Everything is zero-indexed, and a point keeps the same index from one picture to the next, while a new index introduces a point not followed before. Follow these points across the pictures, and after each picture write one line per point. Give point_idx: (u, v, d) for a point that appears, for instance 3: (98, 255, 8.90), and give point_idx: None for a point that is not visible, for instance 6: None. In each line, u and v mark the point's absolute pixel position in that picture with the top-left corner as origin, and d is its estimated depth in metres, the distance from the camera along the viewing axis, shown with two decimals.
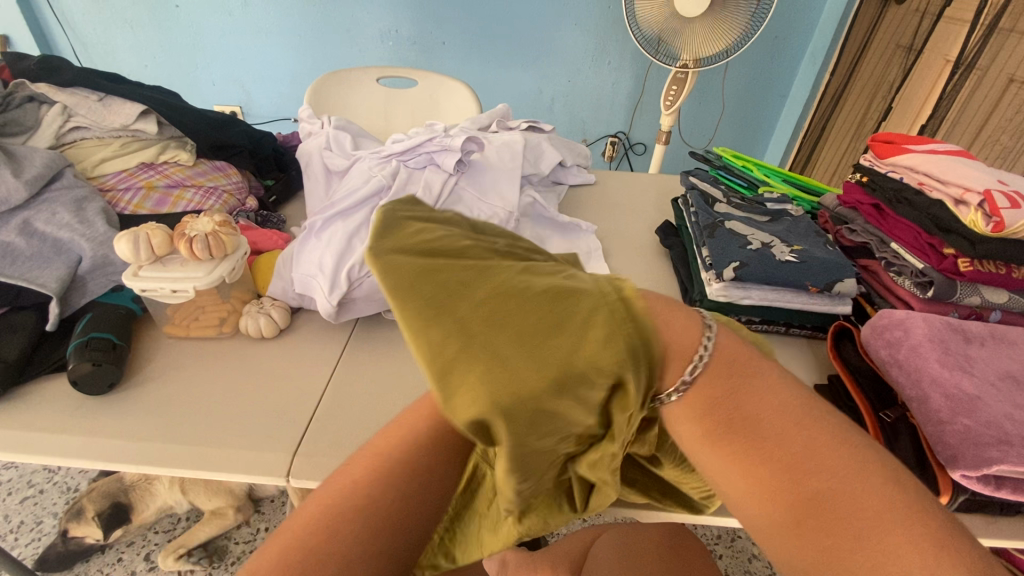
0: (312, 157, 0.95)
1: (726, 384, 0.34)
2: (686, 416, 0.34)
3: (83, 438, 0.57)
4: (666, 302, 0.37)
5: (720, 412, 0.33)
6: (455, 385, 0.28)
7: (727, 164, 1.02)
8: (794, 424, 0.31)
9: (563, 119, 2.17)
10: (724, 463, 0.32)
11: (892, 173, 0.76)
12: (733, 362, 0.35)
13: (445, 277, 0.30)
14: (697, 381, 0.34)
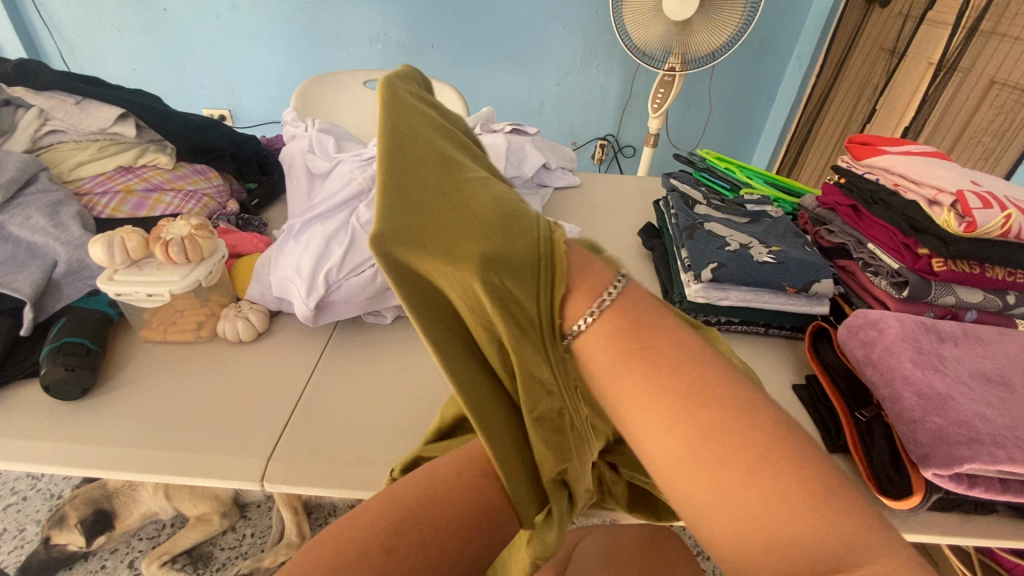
0: (295, 160, 0.94)
1: (640, 327, 0.33)
2: (596, 346, 0.34)
3: (55, 444, 0.57)
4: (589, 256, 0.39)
5: (632, 364, 0.32)
6: (397, 217, 0.28)
7: (710, 166, 1.03)
8: (708, 369, 0.31)
9: (553, 121, 2.17)
10: (641, 397, 0.31)
11: (869, 174, 0.77)
12: (642, 306, 0.35)
13: (418, 135, 0.32)
14: (604, 315, 0.34)
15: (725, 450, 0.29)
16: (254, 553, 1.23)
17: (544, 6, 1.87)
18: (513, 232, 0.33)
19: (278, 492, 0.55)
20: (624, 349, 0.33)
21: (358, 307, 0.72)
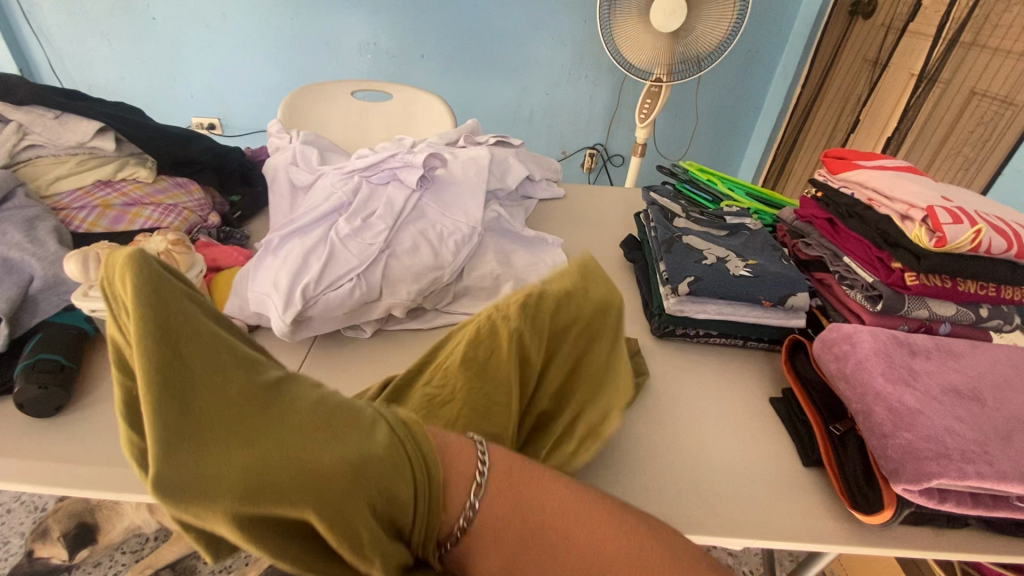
0: (278, 173, 0.94)
1: (508, 497, 0.34)
2: (490, 531, 0.33)
3: (25, 462, 0.56)
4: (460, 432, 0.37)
5: (520, 553, 0.33)
6: (183, 460, 0.26)
7: (692, 178, 1.04)
8: (580, 525, 0.33)
9: (543, 130, 2.18)
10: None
11: (844, 188, 0.78)
12: (507, 472, 0.35)
13: (191, 343, 0.30)
14: (482, 504, 0.34)
15: None
16: (239, 566, 1.22)
17: (533, 17, 1.88)
18: (358, 431, 0.30)
19: None
20: (513, 527, 0.33)
21: (338, 321, 0.72)
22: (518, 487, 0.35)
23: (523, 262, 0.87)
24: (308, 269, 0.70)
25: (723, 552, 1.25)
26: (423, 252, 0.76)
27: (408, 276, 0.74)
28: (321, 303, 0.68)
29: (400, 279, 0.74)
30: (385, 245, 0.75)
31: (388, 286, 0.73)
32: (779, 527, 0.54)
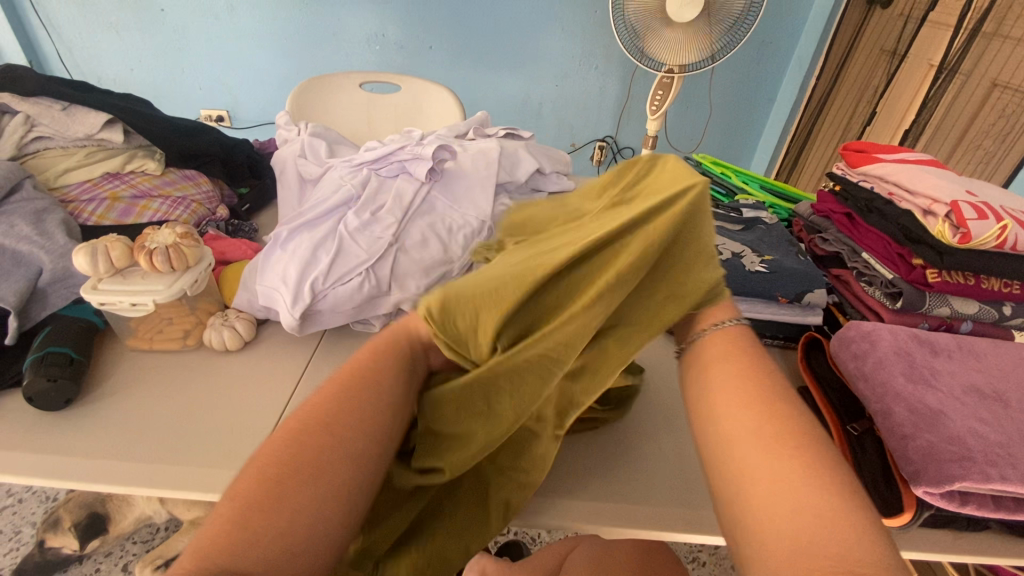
0: (286, 165, 0.93)
1: (746, 348, 0.47)
2: (720, 348, 0.47)
3: (35, 454, 0.56)
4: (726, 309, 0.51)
5: (741, 365, 0.45)
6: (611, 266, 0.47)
7: (706, 170, 1.02)
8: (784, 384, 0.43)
9: (552, 122, 2.16)
10: (735, 380, 0.44)
11: (864, 182, 0.76)
12: (750, 343, 0.48)
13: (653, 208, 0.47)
14: (725, 329, 0.49)
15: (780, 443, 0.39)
16: None
17: (543, 7, 1.85)
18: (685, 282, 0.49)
19: None
20: (739, 356, 0.46)
21: (346, 316, 0.72)
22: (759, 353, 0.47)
23: None
24: (316, 264, 0.69)
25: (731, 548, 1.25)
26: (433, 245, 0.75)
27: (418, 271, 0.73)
28: (329, 298, 0.68)
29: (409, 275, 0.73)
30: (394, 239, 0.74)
31: (397, 281, 0.72)
32: None
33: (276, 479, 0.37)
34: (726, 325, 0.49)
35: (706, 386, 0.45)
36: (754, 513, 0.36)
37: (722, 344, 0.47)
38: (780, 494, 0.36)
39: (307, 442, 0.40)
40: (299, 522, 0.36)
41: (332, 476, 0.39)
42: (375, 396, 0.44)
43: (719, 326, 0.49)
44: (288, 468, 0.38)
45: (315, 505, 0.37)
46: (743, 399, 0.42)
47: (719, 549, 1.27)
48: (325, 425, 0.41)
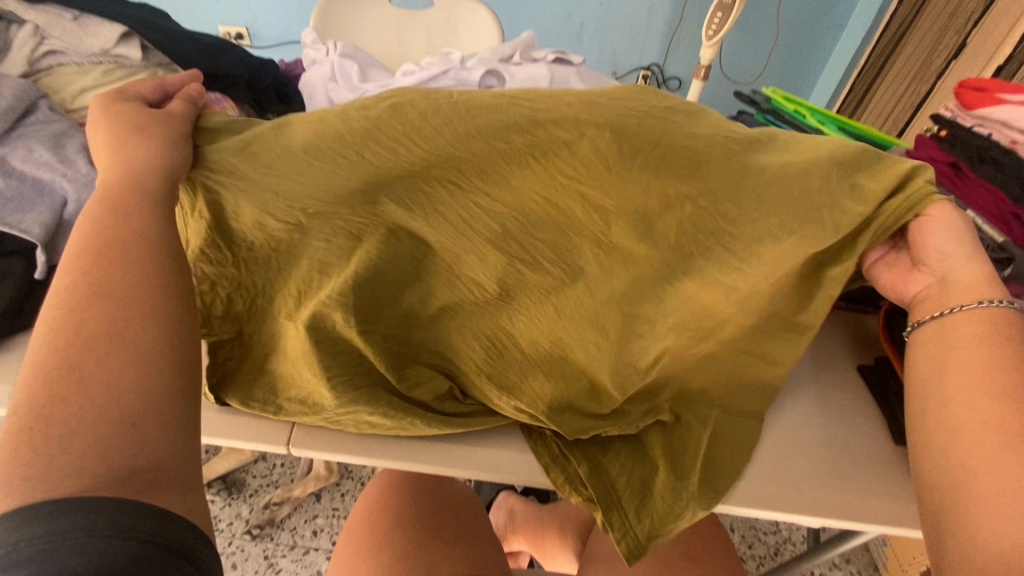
0: (317, 90, 0.86)
1: (1004, 328, 0.42)
2: (959, 328, 0.43)
3: None
4: (983, 315, 0.42)
5: (995, 347, 0.41)
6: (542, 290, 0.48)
7: (776, 108, 0.92)
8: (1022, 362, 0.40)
9: (593, 49, 1.99)
10: (980, 360, 0.41)
11: (978, 127, 0.67)
12: (1009, 324, 0.42)
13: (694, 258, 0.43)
14: (960, 312, 0.43)
15: (1011, 441, 0.38)
16: (284, 482, 1.28)
17: None
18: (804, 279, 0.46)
19: (304, 455, 0.53)
20: (995, 331, 0.42)
21: None
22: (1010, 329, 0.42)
23: None
24: None
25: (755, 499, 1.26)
26: None
27: None
28: None
29: None
30: None
31: None
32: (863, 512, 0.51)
33: (66, 363, 0.31)
34: (971, 306, 0.43)
35: (940, 370, 0.43)
36: (972, 519, 0.37)
37: (979, 323, 0.42)
38: (999, 500, 0.36)
39: (75, 321, 0.32)
40: (142, 395, 0.31)
41: (140, 329, 0.33)
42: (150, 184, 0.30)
43: (973, 304, 0.43)
44: (87, 348, 0.31)
45: (143, 376, 0.32)
46: (992, 390, 0.39)
47: None
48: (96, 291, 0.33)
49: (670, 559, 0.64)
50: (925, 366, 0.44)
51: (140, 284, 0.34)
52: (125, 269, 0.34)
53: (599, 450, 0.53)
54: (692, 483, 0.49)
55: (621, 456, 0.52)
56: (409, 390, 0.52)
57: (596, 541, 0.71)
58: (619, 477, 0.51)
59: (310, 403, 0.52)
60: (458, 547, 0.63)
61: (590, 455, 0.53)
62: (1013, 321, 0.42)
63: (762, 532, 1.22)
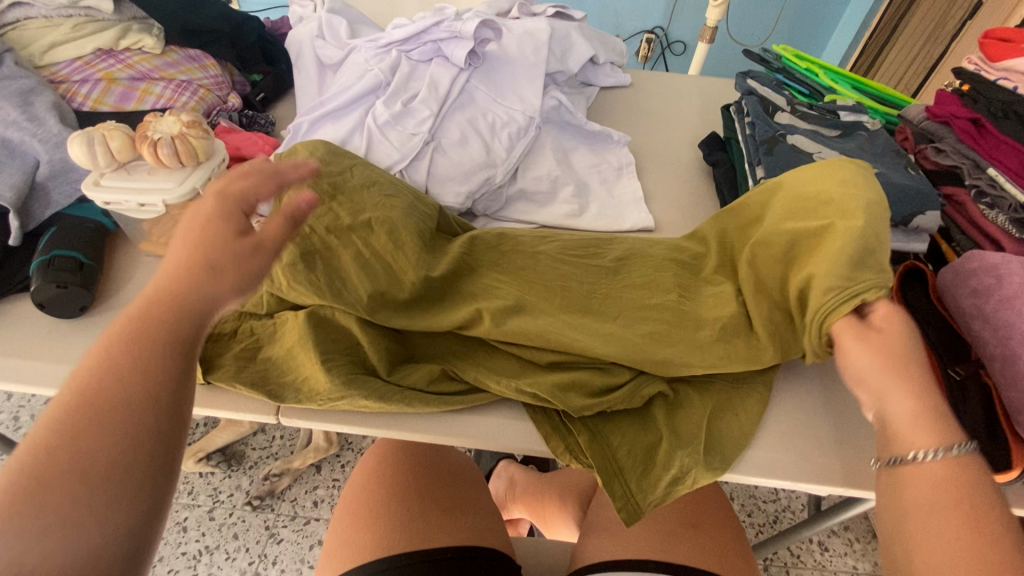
0: (303, 48, 0.79)
1: (973, 489, 0.32)
2: (922, 482, 0.33)
3: (55, 365, 0.52)
4: (956, 469, 0.33)
5: (970, 515, 0.31)
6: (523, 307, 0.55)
7: (788, 66, 0.88)
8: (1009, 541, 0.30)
9: (595, 10, 1.90)
10: (955, 531, 0.30)
11: (1003, 80, 0.63)
12: (977, 481, 0.32)
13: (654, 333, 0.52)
14: (929, 459, 0.33)
15: None
16: (284, 454, 1.27)
17: None
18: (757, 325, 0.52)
19: (294, 424, 0.51)
20: (961, 497, 0.32)
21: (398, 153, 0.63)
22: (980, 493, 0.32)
23: (584, 161, 0.75)
24: None
25: None
26: (474, 146, 0.65)
27: (457, 175, 0.64)
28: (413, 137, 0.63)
29: (447, 179, 0.64)
30: (430, 136, 0.64)
31: (434, 186, 0.64)
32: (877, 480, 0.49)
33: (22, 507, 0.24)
34: (936, 455, 0.33)
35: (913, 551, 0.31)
36: None
37: (943, 480, 0.32)
38: None
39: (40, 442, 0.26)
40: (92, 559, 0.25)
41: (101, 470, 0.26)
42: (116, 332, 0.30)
43: (942, 450, 0.33)
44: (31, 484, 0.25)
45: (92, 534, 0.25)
46: None
47: None
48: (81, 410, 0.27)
49: (672, 527, 0.62)
50: (893, 521, 0.34)
51: (127, 405, 0.28)
52: (120, 376, 0.29)
53: (600, 419, 0.50)
54: (694, 450, 0.47)
55: (624, 426, 0.50)
56: (398, 378, 0.50)
57: (598, 510, 0.70)
58: (621, 445, 0.49)
59: (303, 390, 0.50)
60: (455, 517, 0.62)
61: (589, 421, 0.50)
62: (980, 478, 0.32)
63: (762, 501, 1.22)
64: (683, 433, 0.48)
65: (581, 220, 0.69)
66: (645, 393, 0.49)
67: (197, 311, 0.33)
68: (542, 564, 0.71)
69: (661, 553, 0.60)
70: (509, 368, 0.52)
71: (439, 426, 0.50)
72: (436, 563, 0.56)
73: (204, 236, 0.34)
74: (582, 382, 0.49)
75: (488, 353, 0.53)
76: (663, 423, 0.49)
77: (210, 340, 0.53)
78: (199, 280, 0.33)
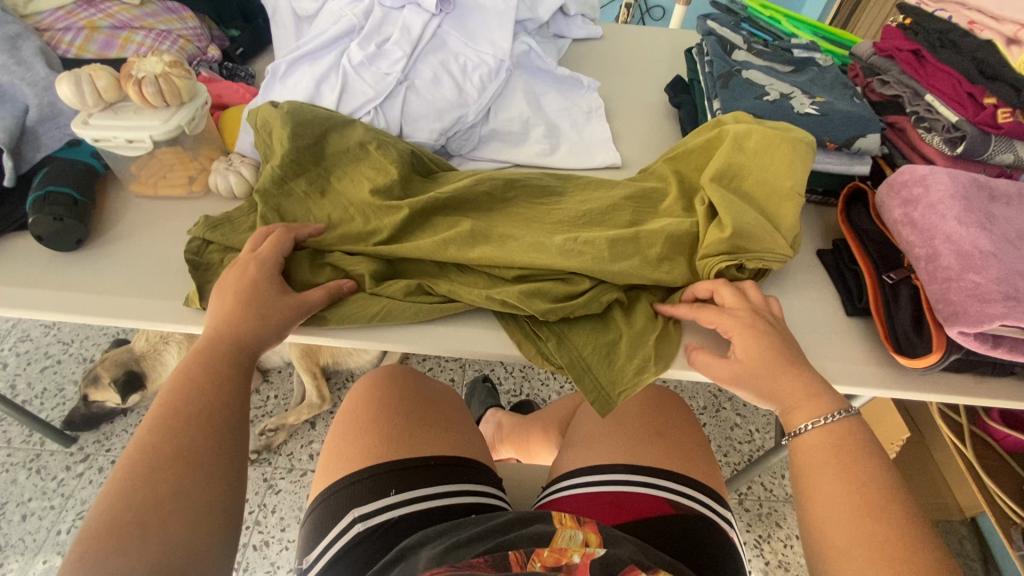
0: (279, 1, 0.81)
1: (848, 440, 0.45)
2: (813, 444, 0.46)
3: (55, 293, 0.56)
4: (836, 429, 0.46)
5: (843, 458, 0.44)
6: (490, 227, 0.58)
7: (752, 15, 0.91)
8: (868, 466, 0.43)
9: None
10: (838, 477, 0.43)
11: (941, 11, 0.69)
12: (851, 436, 0.45)
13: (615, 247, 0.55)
14: (822, 426, 0.46)
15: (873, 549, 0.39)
16: (278, 411, 1.31)
17: None
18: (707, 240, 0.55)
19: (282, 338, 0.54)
20: (836, 444, 0.45)
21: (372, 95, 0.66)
22: (852, 442, 0.45)
23: (554, 105, 0.78)
24: (320, 100, 0.67)
25: (731, 411, 1.32)
26: (446, 86, 0.68)
27: (430, 113, 0.67)
28: (386, 80, 0.67)
29: (421, 117, 0.67)
30: (403, 76, 0.67)
31: (408, 124, 0.67)
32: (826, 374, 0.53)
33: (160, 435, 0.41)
34: (823, 422, 0.46)
35: (803, 502, 0.44)
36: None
37: (829, 441, 0.45)
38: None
39: (168, 402, 0.43)
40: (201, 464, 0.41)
41: (197, 417, 0.42)
42: (197, 364, 0.46)
43: (827, 417, 0.46)
44: (165, 427, 0.41)
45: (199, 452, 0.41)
46: (850, 501, 0.41)
47: (721, 411, 1.33)
48: (185, 381, 0.44)
49: (639, 437, 0.68)
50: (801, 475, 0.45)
51: (211, 380, 0.45)
52: (205, 363, 0.46)
53: (564, 325, 0.55)
54: (646, 351, 0.52)
55: (587, 331, 0.54)
56: (381, 288, 0.55)
57: (573, 430, 0.75)
58: (587, 346, 0.53)
59: None
60: (436, 432, 0.67)
61: (556, 329, 0.54)
62: (854, 431, 0.45)
63: (737, 441, 1.29)
64: (641, 334, 0.53)
65: (551, 159, 0.73)
66: (602, 301, 0.54)
67: (250, 353, 0.48)
68: (523, 482, 0.76)
69: (629, 459, 0.65)
70: (478, 285, 0.56)
71: (421, 336, 0.54)
72: (420, 471, 0.61)
73: (248, 295, 0.50)
74: (547, 290, 0.54)
75: (460, 271, 0.57)
76: (622, 326, 0.54)
77: (201, 268, 0.56)
78: (252, 327, 0.49)
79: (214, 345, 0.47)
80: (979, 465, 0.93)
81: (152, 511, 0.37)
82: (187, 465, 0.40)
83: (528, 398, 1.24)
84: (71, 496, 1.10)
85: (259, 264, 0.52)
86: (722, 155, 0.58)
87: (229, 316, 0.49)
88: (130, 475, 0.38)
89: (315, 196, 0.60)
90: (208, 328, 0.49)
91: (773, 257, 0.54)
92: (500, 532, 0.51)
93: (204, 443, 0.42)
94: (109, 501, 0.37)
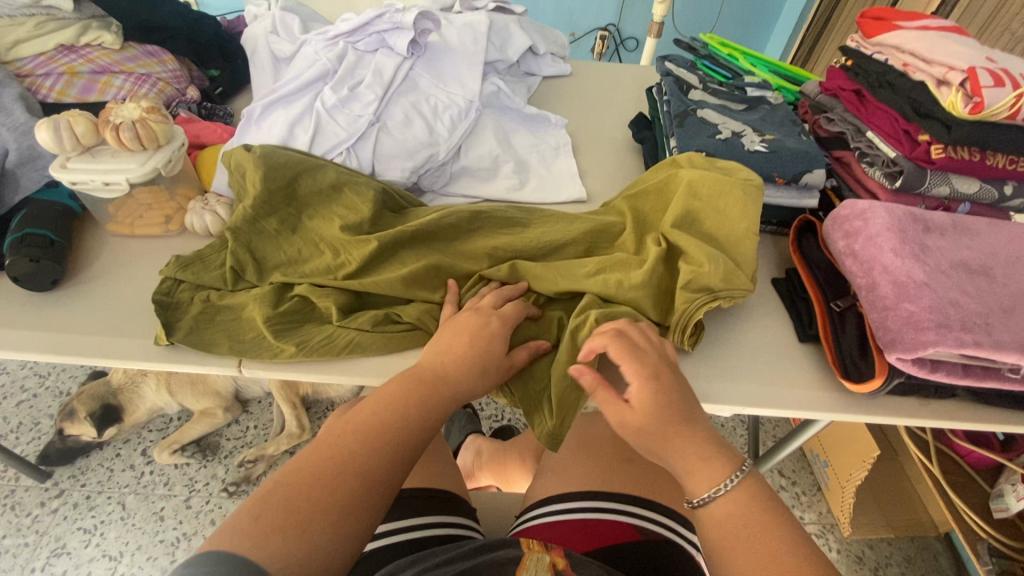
0: (258, 44, 0.84)
1: (751, 503, 0.42)
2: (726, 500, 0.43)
3: (29, 333, 0.57)
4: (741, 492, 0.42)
5: (750, 526, 0.41)
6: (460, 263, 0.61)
7: (712, 52, 0.95)
8: (779, 531, 0.40)
9: (549, 10, 1.97)
10: (751, 553, 0.39)
11: (878, 54, 0.72)
12: (756, 495, 0.42)
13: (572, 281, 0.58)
14: (727, 491, 0.43)
15: None
16: (258, 443, 1.22)
17: None
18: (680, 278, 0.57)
19: (252, 373, 0.55)
20: (742, 511, 0.41)
21: (345, 137, 0.69)
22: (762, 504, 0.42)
23: (523, 141, 0.82)
24: (294, 142, 0.69)
25: None
26: (417, 126, 0.71)
27: (402, 152, 0.70)
28: (360, 121, 0.70)
29: (392, 156, 0.70)
30: (375, 118, 0.70)
31: (380, 163, 0.70)
32: (780, 399, 0.56)
33: (367, 439, 0.40)
34: (722, 490, 0.43)
35: None
36: None
37: (732, 509, 0.42)
38: None
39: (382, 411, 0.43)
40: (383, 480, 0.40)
41: (403, 436, 0.42)
42: (416, 391, 0.45)
43: (728, 481, 0.43)
44: (371, 431, 0.41)
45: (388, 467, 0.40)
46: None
47: None
48: (403, 401, 0.44)
49: (610, 464, 0.70)
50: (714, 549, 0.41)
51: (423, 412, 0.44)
52: (420, 391, 0.46)
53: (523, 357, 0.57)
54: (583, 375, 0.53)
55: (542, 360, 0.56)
56: (348, 320, 0.57)
57: (546, 457, 0.76)
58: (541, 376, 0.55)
59: (264, 345, 0.55)
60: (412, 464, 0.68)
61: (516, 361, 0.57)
62: (756, 490, 0.43)
63: None
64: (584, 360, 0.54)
65: (520, 194, 0.76)
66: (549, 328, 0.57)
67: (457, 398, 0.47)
68: (498, 509, 0.77)
69: (598, 486, 0.67)
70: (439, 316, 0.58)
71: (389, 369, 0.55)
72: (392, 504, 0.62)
73: (480, 350, 0.50)
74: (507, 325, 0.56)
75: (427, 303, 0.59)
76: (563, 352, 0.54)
77: (170, 307, 0.57)
78: (473, 377, 0.49)
79: (435, 383, 0.47)
80: (945, 482, 0.96)
81: (328, 506, 0.36)
82: (376, 476, 0.39)
83: (509, 423, 1.25)
84: (45, 533, 1.08)
85: (502, 324, 0.53)
86: (678, 200, 0.61)
87: (458, 356, 0.49)
88: (322, 462, 0.38)
89: (287, 233, 0.62)
90: (433, 357, 0.49)
91: (737, 294, 0.57)
92: (468, 556, 0.52)
93: (394, 467, 0.40)
94: (307, 469, 0.37)
